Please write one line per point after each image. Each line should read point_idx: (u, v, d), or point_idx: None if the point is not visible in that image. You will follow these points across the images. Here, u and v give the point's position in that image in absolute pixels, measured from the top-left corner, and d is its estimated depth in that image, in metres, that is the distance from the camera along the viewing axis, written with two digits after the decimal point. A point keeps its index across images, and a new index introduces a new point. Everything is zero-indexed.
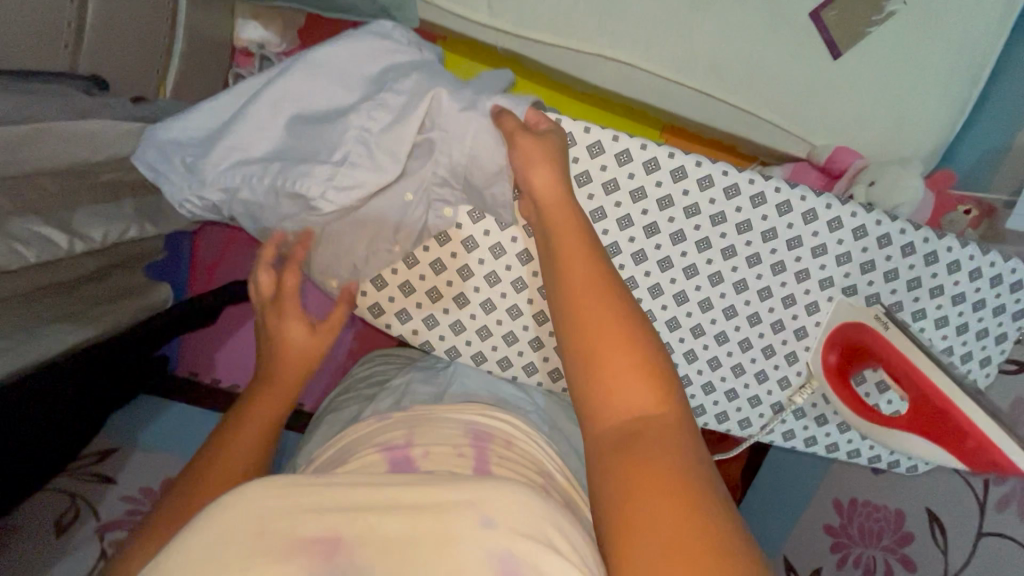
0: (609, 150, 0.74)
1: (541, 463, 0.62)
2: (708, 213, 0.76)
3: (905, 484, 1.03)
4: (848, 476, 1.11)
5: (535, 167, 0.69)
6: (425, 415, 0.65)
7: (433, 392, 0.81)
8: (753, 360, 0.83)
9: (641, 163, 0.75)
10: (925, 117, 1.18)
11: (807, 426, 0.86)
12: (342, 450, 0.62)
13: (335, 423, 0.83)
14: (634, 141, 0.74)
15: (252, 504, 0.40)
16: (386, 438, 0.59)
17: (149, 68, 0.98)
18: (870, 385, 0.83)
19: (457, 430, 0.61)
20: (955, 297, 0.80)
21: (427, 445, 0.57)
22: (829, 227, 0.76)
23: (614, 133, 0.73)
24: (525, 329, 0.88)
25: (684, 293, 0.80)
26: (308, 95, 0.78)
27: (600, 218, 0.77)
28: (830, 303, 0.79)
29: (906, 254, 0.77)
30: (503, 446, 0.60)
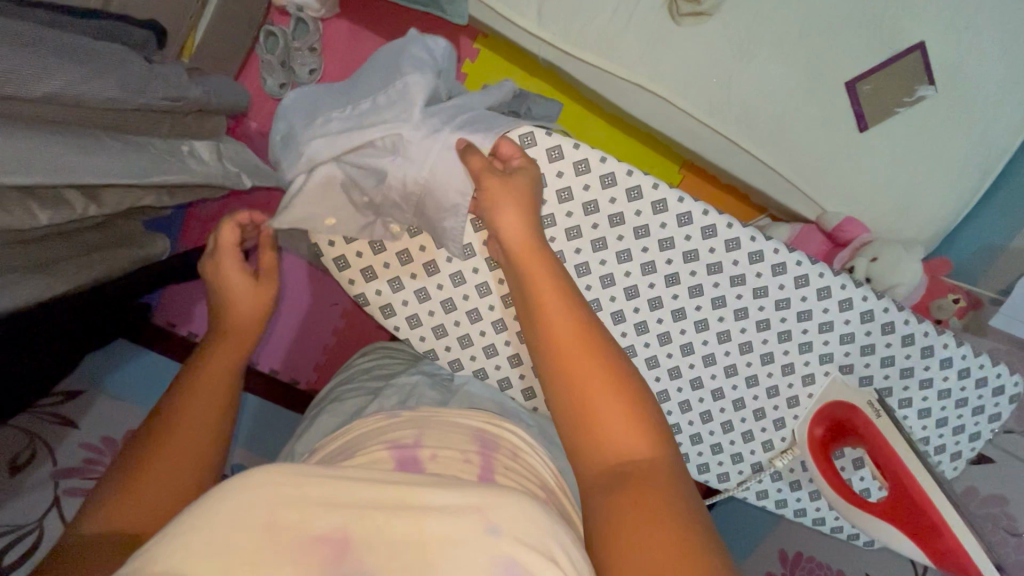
0: (648, 197, 0.76)
1: (544, 478, 0.61)
2: (729, 272, 0.78)
3: (856, 552, 1.07)
4: (796, 532, 1.14)
5: (504, 214, 0.67)
6: (434, 416, 0.64)
7: (440, 397, 0.80)
8: (742, 420, 0.85)
9: (676, 215, 0.77)
10: (936, 203, 1.21)
11: (781, 488, 0.88)
12: (350, 445, 0.61)
13: (336, 415, 0.81)
14: (673, 193, 0.76)
15: (262, 490, 0.40)
16: (393, 436, 0.58)
17: (183, 18, 0.99)
18: (847, 461, 0.86)
19: (467, 435, 0.60)
20: (942, 393, 0.83)
21: (436, 447, 0.56)
22: (839, 307, 0.79)
23: (654, 181, 0.76)
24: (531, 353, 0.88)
25: (691, 345, 0.82)
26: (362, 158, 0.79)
27: (625, 259, 0.79)
28: (826, 378, 0.82)
29: (905, 343, 0.80)
30: (509, 458, 0.59)
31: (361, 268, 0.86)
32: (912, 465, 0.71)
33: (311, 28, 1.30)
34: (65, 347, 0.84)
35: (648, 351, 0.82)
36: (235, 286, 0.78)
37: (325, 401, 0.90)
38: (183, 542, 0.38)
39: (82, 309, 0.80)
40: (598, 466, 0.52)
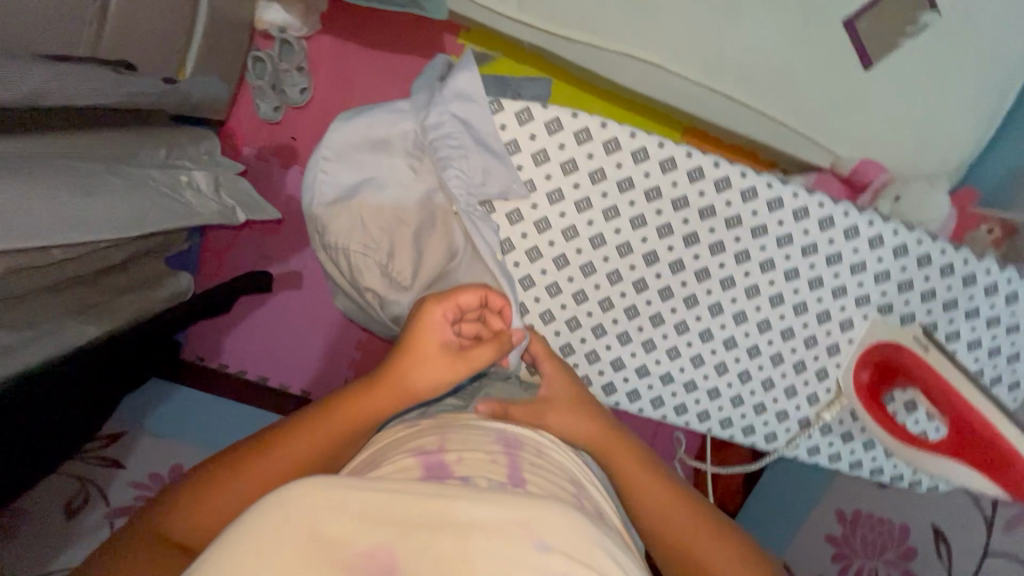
0: (654, 157, 0.74)
1: (570, 472, 0.62)
2: (749, 225, 0.76)
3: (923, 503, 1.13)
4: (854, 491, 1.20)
5: (576, 422, 0.72)
6: (459, 420, 0.65)
7: (463, 401, 0.77)
8: (783, 375, 0.82)
9: (686, 171, 0.74)
10: (954, 132, 1.17)
11: (832, 442, 0.85)
12: (372, 458, 0.60)
13: None
14: (680, 149, 0.74)
15: (294, 509, 0.42)
16: (417, 445, 0.59)
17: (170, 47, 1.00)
18: (900, 405, 0.82)
19: (489, 435, 0.61)
20: (991, 321, 0.79)
21: (463, 449, 0.57)
22: (869, 245, 0.76)
23: (659, 140, 0.74)
24: (557, 334, 0.82)
25: (719, 304, 0.79)
26: (367, 161, 0.78)
27: (640, 225, 0.77)
28: (865, 321, 0.79)
29: (944, 274, 0.77)
30: (535, 456, 0.60)
31: (389, 283, 0.81)
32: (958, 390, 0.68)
33: (296, 48, 1.32)
34: (102, 394, 0.85)
35: (677, 316, 0.80)
36: (417, 339, 0.65)
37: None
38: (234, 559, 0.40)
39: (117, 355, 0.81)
40: None
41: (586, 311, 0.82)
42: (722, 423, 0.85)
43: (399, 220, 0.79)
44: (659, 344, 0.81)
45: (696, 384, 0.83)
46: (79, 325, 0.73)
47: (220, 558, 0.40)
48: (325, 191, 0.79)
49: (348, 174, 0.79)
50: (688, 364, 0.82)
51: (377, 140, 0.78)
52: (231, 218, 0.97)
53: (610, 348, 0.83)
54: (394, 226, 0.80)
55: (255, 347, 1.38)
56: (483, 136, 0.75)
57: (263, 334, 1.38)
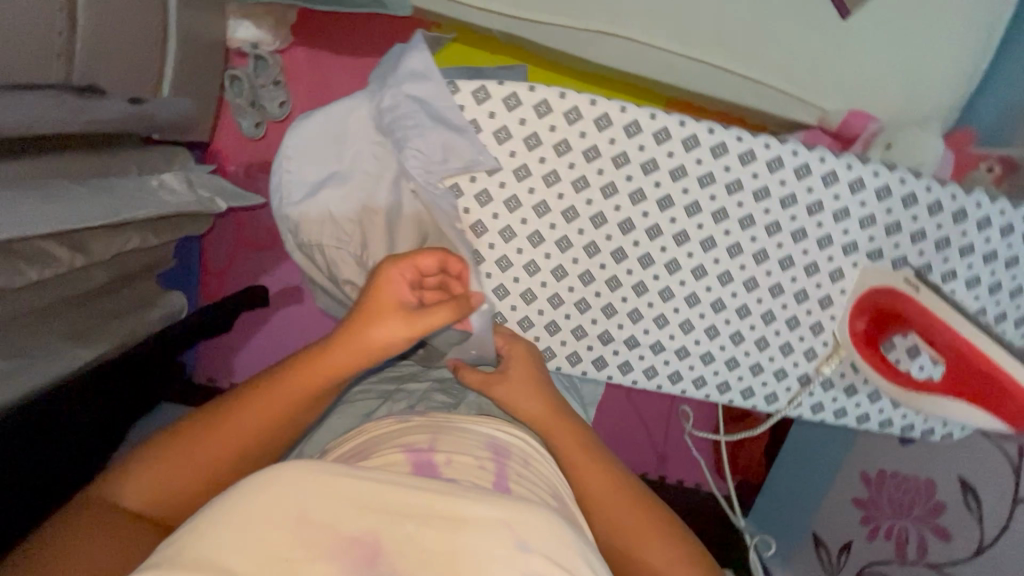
0: (617, 123, 0.64)
1: (556, 486, 0.58)
2: (722, 180, 0.66)
3: (951, 453, 1.08)
4: (877, 451, 1.23)
5: (528, 400, 0.67)
6: (448, 419, 0.62)
7: (456, 398, 0.74)
8: (776, 334, 0.74)
9: (650, 134, 0.64)
10: (942, 73, 1.13)
11: (836, 398, 0.78)
12: (363, 447, 0.59)
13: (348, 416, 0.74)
14: (642, 109, 0.63)
15: (285, 488, 0.42)
16: (407, 441, 0.56)
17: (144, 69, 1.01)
18: (902, 351, 0.75)
19: (478, 439, 0.58)
20: (988, 255, 0.71)
21: (452, 451, 0.54)
22: (852, 189, 0.66)
23: (620, 103, 0.63)
24: (567, 318, 0.74)
25: (703, 267, 0.70)
26: (328, 154, 0.71)
27: (610, 193, 0.67)
28: (856, 269, 0.70)
29: (934, 213, 0.68)
30: (523, 466, 0.57)
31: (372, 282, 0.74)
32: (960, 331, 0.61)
33: (271, 63, 1.33)
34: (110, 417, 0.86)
35: (658, 283, 0.71)
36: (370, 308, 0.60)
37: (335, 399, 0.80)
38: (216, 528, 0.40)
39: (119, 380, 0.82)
40: None
41: (565, 290, 0.72)
42: (720, 388, 0.77)
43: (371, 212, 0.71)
44: (645, 315, 0.73)
45: (687, 351, 0.74)
46: (74, 351, 0.72)
47: (204, 536, 0.40)
48: (290, 191, 0.72)
49: (311, 170, 0.72)
50: (678, 332, 0.74)
51: (334, 132, 0.71)
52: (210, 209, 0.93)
53: (594, 322, 0.74)
54: (365, 219, 0.72)
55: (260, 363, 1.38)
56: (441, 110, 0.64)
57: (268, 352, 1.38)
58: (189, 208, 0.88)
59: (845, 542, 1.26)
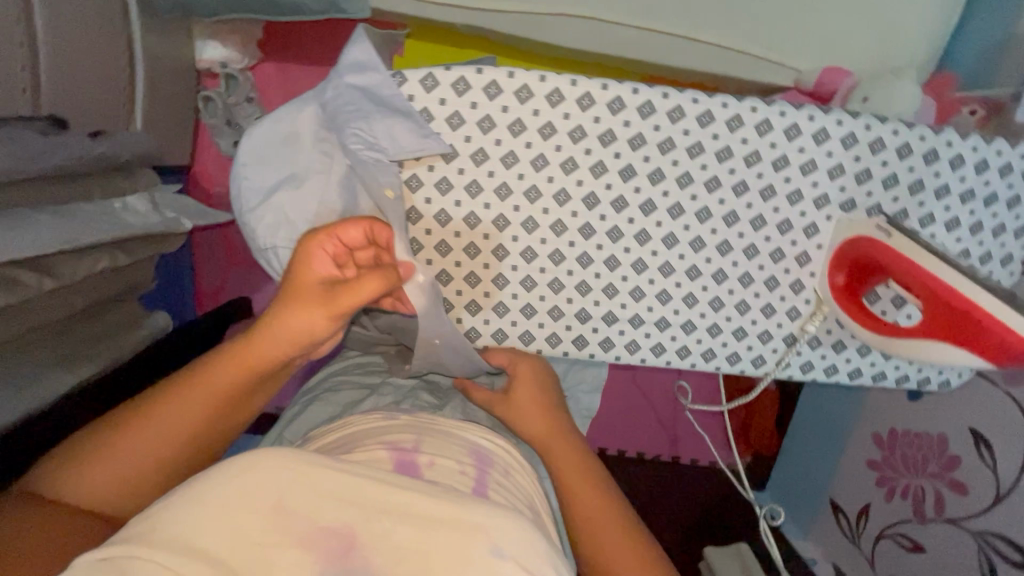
0: (570, 98, 0.63)
1: (531, 498, 0.56)
2: (683, 145, 0.65)
3: (959, 406, 1.04)
4: (889, 410, 1.20)
5: (531, 413, 0.69)
6: (434, 420, 0.60)
7: (439, 400, 0.72)
8: (756, 296, 0.72)
9: (604, 106, 0.63)
10: (916, 20, 1.10)
11: (825, 354, 0.75)
12: (349, 439, 0.57)
13: (329, 407, 0.72)
14: (594, 82, 0.63)
15: (269, 475, 0.41)
16: (391, 437, 0.54)
17: (115, 100, 1.02)
18: (887, 302, 0.72)
19: (462, 445, 0.56)
20: (965, 196, 0.68)
21: (436, 454, 0.53)
22: (814, 141, 0.65)
23: (571, 77, 0.63)
24: (543, 299, 0.73)
25: (672, 235, 0.69)
26: (283, 158, 0.71)
27: (571, 169, 0.66)
28: (829, 223, 0.69)
29: (903, 156, 0.66)
30: (503, 475, 0.55)
31: None
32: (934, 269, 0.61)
33: (241, 80, 1.32)
34: None
35: (632, 257, 0.70)
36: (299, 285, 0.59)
37: (318, 388, 0.78)
38: (193, 511, 0.39)
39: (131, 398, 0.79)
40: None
41: (539, 271, 0.71)
42: (705, 355, 0.75)
43: (332, 212, 0.71)
44: (621, 289, 0.72)
45: (668, 321, 0.73)
46: (60, 375, 0.71)
47: (181, 514, 0.39)
48: (250, 202, 0.72)
49: (270, 175, 0.71)
50: (656, 303, 0.72)
51: (287, 135, 0.70)
52: (176, 228, 0.94)
53: (572, 301, 0.73)
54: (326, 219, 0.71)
55: None
56: (385, 99, 0.63)
57: None
58: (163, 232, 0.91)
59: (864, 504, 1.23)
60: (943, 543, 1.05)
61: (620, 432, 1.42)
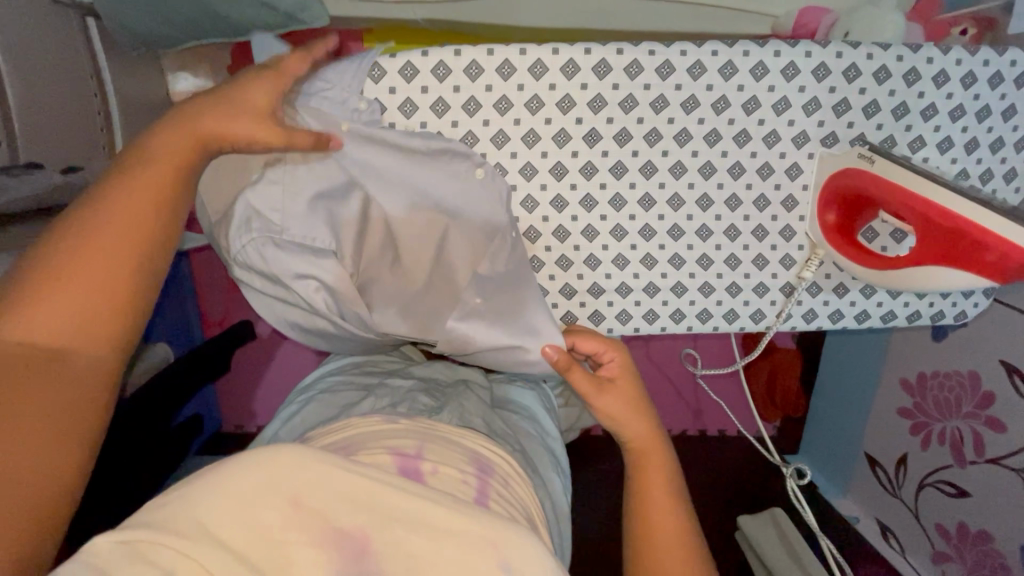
0: (521, 68, 0.61)
1: (527, 510, 0.52)
2: (646, 100, 0.63)
3: (990, 340, 0.98)
4: (916, 355, 1.14)
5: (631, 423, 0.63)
6: (435, 425, 0.56)
7: (436, 401, 0.70)
8: (746, 248, 0.70)
9: (558, 71, 0.61)
10: None
11: (828, 300, 0.72)
12: (346, 442, 0.52)
13: (326, 407, 0.71)
14: (544, 47, 0.61)
15: (285, 467, 0.39)
16: (394, 442, 0.51)
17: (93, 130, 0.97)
18: (887, 239, 0.69)
19: (463, 453, 0.52)
20: (954, 113, 0.64)
21: (441, 461, 0.49)
22: (784, 77, 0.62)
23: (520, 46, 0.61)
24: None
25: (649, 196, 0.67)
26: None
27: (534, 141, 0.64)
28: (812, 161, 0.66)
29: (881, 81, 0.62)
30: (503, 485, 0.52)
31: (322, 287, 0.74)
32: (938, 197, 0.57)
33: None
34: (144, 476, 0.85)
35: (610, 224, 0.68)
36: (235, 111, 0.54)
37: (315, 388, 0.78)
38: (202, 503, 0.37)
39: (129, 437, 0.79)
40: None
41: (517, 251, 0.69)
42: (700, 317, 0.72)
43: None
44: (604, 259, 0.69)
45: (657, 286, 0.71)
46: None
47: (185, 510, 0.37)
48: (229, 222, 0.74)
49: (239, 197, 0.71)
50: (642, 269, 0.70)
51: None
52: None
53: (555, 278, 0.71)
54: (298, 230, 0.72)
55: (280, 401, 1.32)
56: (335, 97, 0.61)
57: (275, 380, 1.31)
58: None
59: (903, 455, 1.18)
60: (991, 488, 0.99)
61: None
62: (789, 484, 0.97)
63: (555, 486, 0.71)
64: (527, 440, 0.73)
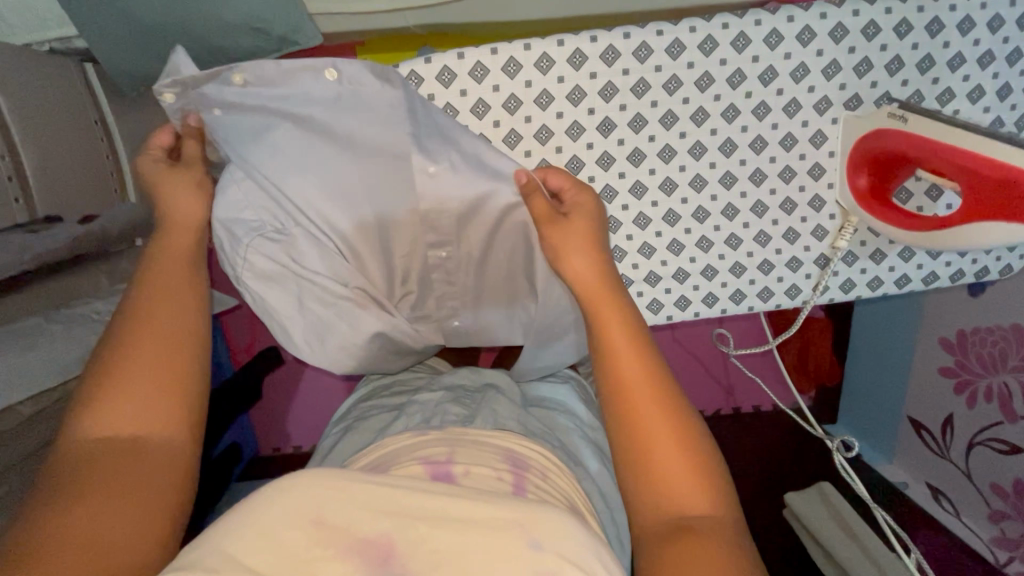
0: (528, 64, 0.60)
1: (573, 501, 0.51)
2: (659, 82, 0.61)
3: None
4: (956, 312, 1.11)
5: (575, 258, 0.56)
6: (465, 431, 0.55)
7: (468, 410, 0.69)
8: (775, 223, 0.67)
9: (565, 62, 0.60)
10: None
11: (865, 268, 0.70)
12: (381, 459, 0.52)
13: (361, 430, 0.70)
14: (548, 40, 0.59)
15: (300, 490, 0.38)
16: (423, 453, 0.50)
17: (103, 177, 0.94)
18: (923, 198, 0.66)
19: (495, 451, 0.52)
20: (983, 60, 0.62)
21: (472, 462, 0.48)
22: (799, 43, 0.60)
23: (524, 41, 0.59)
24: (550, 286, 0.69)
25: (670, 179, 0.65)
26: None
27: (548, 137, 0.63)
28: (836, 127, 0.64)
29: (903, 35, 0.60)
30: (541, 478, 0.51)
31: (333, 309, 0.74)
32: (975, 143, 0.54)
33: None
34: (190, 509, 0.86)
35: (632, 213, 0.66)
36: (173, 188, 0.60)
37: (348, 418, 0.77)
38: (231, 533, 0.36)
39: None
40: (653, 519, 0.46)
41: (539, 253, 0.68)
42: (734, 298, 0.70)
43: None
44: (629, 249, 0.68)
45: (686, 271, 0.69)
46: None
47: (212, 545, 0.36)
48: None
49: None
50: (670, 255, 0.68)
51: None
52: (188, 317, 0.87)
53: None
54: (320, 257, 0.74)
55: (314, 421, 1.32)
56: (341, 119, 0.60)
57: (309, 401, 1.32)
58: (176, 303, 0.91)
59: (949, 417, 1.15)
60: None
61: None
62: (836, 458, 0.94)
63: (599, 481, 0.70)
64: (566, 435, 0.72)
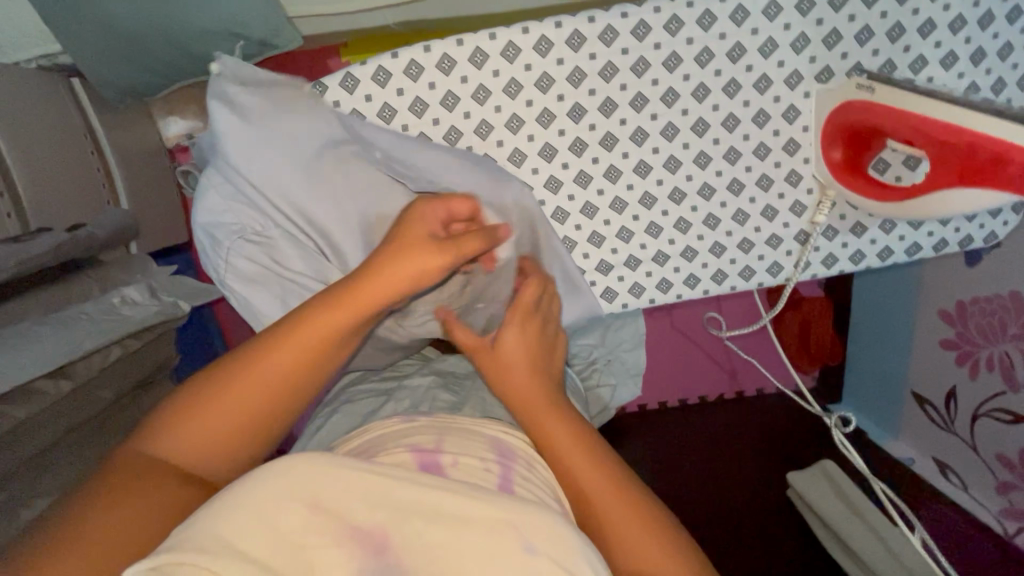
0: (494, 53, 0.60)
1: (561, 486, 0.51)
2: (626, 65, 0.61)
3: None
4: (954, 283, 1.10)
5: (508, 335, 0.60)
6: (454, 418, 0.55)
7: (456, 396, 0.70)
8: (753, 202, 0.67)
9: (532, 50, 0.60)
10: None
11: (846, 242, 0.69)
12: (365, 448, 0.52)
13: (349, 418, 0.71)
14: (514, 29, 0.59)
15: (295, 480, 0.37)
16: (410, 440, 0.50)
17: (95, 184, 0.95)
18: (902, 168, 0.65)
19: (484, 440, 0.51)
20: (954, 26, 0.61)
21: (459, 451, 0.48)
22: (767, 17, 0.59)
23: (489, 31, 0.59)
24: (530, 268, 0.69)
25: (644, 163, 0.65)
26: None
27: (519, 125, 0.63)
28: (809, 100, 0.63)
29: (871, 4, 0.59)
30: (529, 466, 0.50)
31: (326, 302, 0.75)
32: (946, 110, 0.54)
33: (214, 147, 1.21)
34: None
35: (608, 198, 0.66)
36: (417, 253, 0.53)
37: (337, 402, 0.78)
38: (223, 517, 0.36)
39: None
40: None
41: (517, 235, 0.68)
42: (717, 279, 0.70)
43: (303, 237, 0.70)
44: (607, 234, 0.68)
45: (666, 254, 0.69)
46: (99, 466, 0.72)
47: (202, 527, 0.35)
48: None
49: None
50: (648, 239, 0.68)
51: None
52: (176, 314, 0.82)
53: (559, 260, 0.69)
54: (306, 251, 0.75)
55: None
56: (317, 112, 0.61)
57: None
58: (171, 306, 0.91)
59: (950, 390, 1.14)
60: None
61: (671, 379, 1.36)
62: (834, 433, 0.94)
63: None
64: None
